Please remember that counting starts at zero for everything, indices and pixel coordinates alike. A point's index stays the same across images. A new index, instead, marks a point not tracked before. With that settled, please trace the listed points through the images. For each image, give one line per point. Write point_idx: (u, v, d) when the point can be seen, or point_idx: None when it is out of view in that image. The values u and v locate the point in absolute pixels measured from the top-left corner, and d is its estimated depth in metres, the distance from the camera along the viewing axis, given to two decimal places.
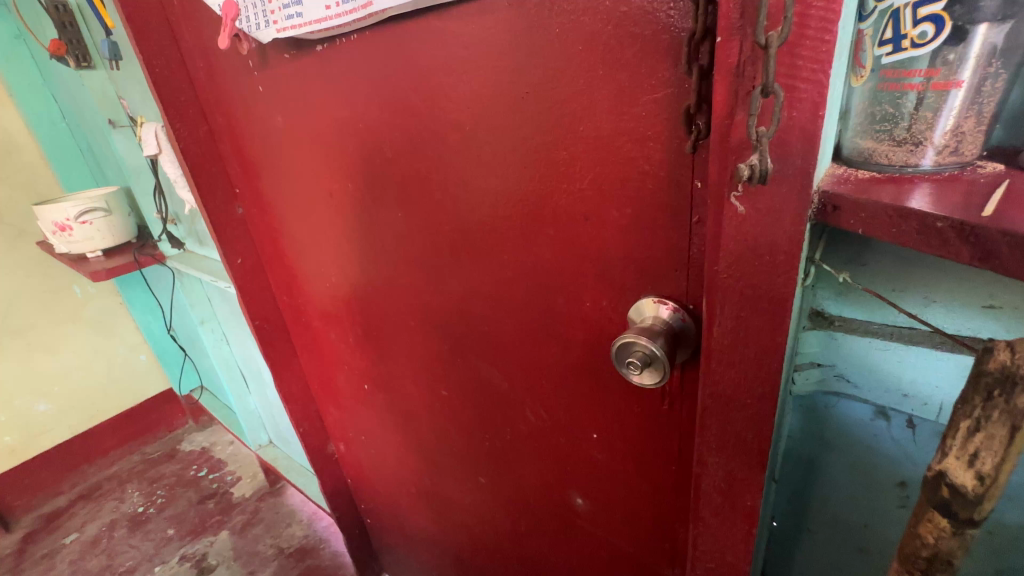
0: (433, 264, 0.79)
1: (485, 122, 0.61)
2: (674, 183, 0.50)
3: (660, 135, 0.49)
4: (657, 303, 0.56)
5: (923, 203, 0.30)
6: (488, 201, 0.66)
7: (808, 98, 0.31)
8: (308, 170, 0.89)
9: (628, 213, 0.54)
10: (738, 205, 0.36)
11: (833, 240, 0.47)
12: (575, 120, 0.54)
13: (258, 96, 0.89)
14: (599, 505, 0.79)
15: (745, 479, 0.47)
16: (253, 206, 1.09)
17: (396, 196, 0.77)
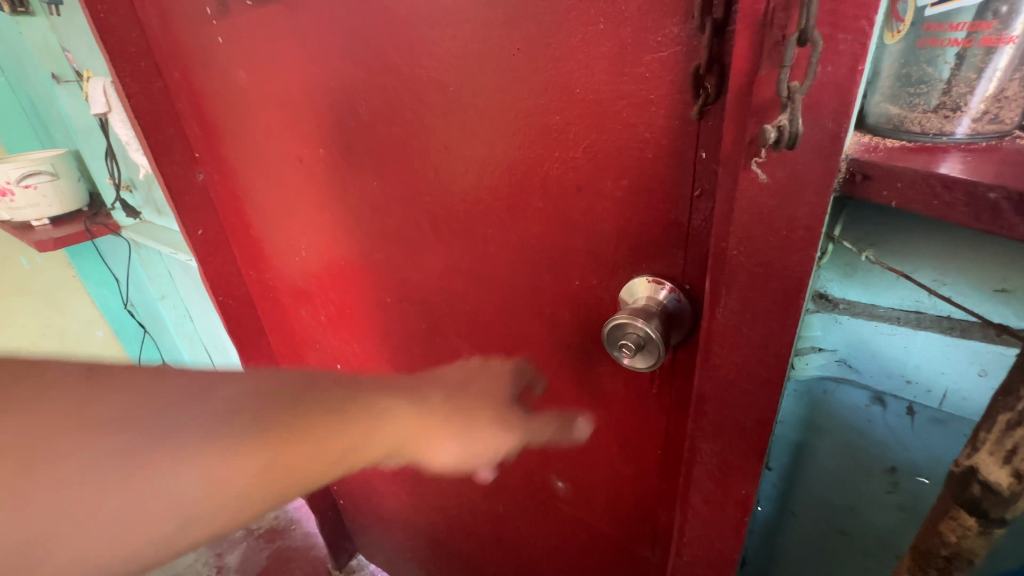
0: (412, 237, 0.74)
1: (470, 83, 0.56)
2: (676, 154, 0.46)
3: (664, 100, 0.45)
4: (651, 282, 0.53)
5: (956, 169, 0.27)
6: (472, 170, 0.62)
7: (847, 49, 0.27)
8: (276, 134, 0.82)
9: (624, 184, 0.51)
10: (758, 171, 0.33)
11: (850, 214, 0.43)
12: (570, 80, 0.49)
13: (218, 49, 0.80)
14: (581, 489, 0.78)
15: (740, 466, 0.45)
16: (216, 172, 1.01)
17: (374, 162, 0.72)
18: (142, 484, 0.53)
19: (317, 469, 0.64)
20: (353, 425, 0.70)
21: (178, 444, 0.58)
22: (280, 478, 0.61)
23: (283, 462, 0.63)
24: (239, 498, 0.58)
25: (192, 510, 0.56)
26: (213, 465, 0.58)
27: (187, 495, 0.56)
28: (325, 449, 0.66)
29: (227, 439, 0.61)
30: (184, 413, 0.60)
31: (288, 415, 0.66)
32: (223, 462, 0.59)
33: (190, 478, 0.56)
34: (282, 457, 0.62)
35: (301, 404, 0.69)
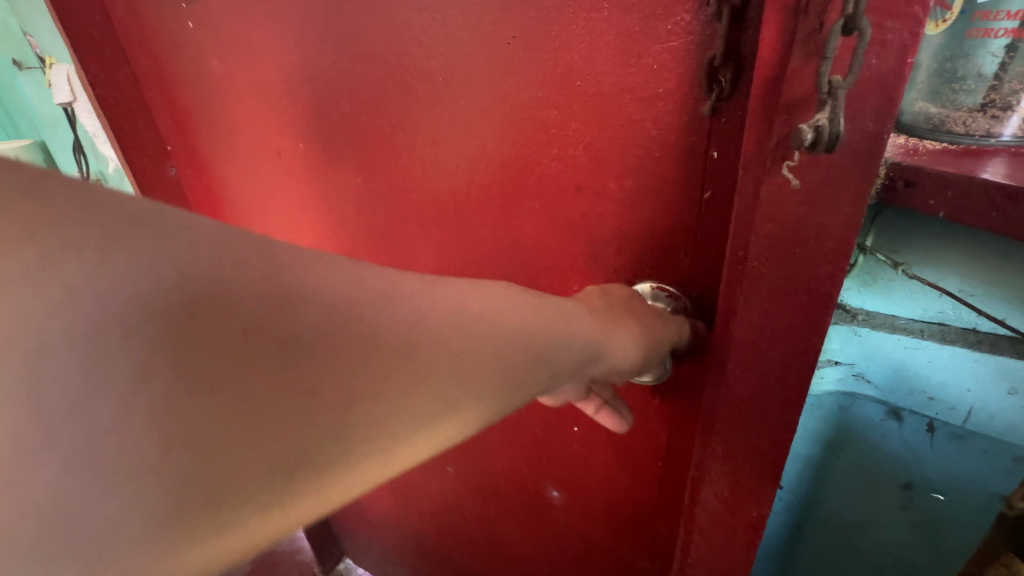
0: (399, 237, 0.70)
1: (462, 73, 0.52)
2: (685, 153, 0.43)
3: (673, 94, 0.41)
4: (655, 288, 0.49)
5: (1001, 174, 0.24)
6: (463, 167, 0.58)
7: (896, 38, 0.24)
8: (253, 126, 0.77)
9: (628, 184, 0.47)
10: (789, 175, 0.29)
11: (880, 227, 0.42)
12: (571, 72, 0.45)
13: (189, 34, 0.75)
14: (577, 499, 0.75)
15: (753, 486, 0.42)
16: (189, 165, 0.95)
17: (357, 157, 0.67)
18: (43, 427, 0.19)
19: (430, 363, 0.26)
20: (409, 390, 0.25)
21: (116, 377, 0.19)
22: (285, 401, 0.22)
23: (293, 442, 0.22)
24: (245, 440, 0.21)
25: (136, 409, 0.20)
26: (173, 384, 0.20)
27: (138, 437, 0.20)
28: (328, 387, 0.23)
29: (177, 378, 0.20)
30: (59, 282, 0.19)
31: (282, 338, 0.22)
32: (266, 361, 0.22)
33: (120, 386, 0.19)
34: (237, 429, 0.21)
35: (401, 327, 0.25)
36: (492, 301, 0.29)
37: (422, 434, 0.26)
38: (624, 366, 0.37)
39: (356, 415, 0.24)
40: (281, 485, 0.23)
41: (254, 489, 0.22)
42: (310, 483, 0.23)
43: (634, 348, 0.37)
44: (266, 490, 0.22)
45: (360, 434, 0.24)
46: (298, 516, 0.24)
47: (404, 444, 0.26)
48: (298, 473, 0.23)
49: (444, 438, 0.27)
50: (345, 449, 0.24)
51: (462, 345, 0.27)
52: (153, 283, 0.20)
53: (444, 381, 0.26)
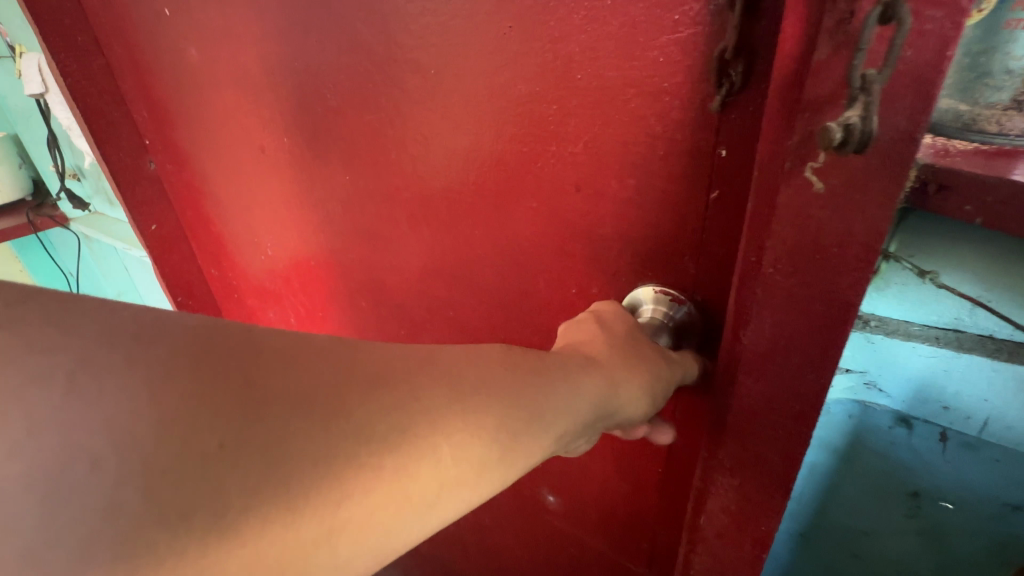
0: (389, 236, 0.67)
1: (454, 66, 0.49)
2: (691, 151, 0.41)
3: (679, 88, 0.39)
4: (657, 293, 0.48)
5: None
6: (455, 164, 0.55)
7: (935, 29, 0.22)
8: (234, 119, 0.74)
9: (630, 184, 0.45)
10: (813, 177, 0.27)
11: (902, 233, 0.40)
12: (571, 64, 0.43)
13: (165, 21, 0.71)
14: (573, 505, 0.73)
15: (760, 501, 0.41)
16: (168, 160, 0.91)
17: (344, 154, 0.64)
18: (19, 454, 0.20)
19: (388, 398, 0.26)
20: (374, 418, 0.25)
21: (74, 425, 0.21)
22: (237, 440, 0.22)
23: (251, 481, 0.22)
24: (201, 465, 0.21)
25: (101, 456, 0.20)
26: (127, 427, 0.21)
27: (86, 475, 0.20)
28: (284, 420, 0.23)
29: (144, 425, 0.21)
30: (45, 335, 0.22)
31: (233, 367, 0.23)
32: (222, 400, 0.22)
33: (89, 436, 0.20)
34: (183, 462, 0.21)
35: (353, 368, 0.26)
36: (446, 344, 0.31)
37: (385, 468, 0.25)
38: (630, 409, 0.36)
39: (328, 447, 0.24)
40: (240, 529, 0.21)
41: (200, 528, 0.21)
42: (269, 526, 0.22)
43: (636, 374, 0.36)
44: (223, 537, 0.21)
45: (318, 467, 0.23)
46: (261, 573, 0.22)
47: (365, 478, 0.24)
48: (257, 514, 0.22)
49: (416, 472, 0.26)
50: (300, 492, 0.23)
51: (416, 376, 0.27)
52: (124, 347, 0.22)
53: (405, 416, 0.26)
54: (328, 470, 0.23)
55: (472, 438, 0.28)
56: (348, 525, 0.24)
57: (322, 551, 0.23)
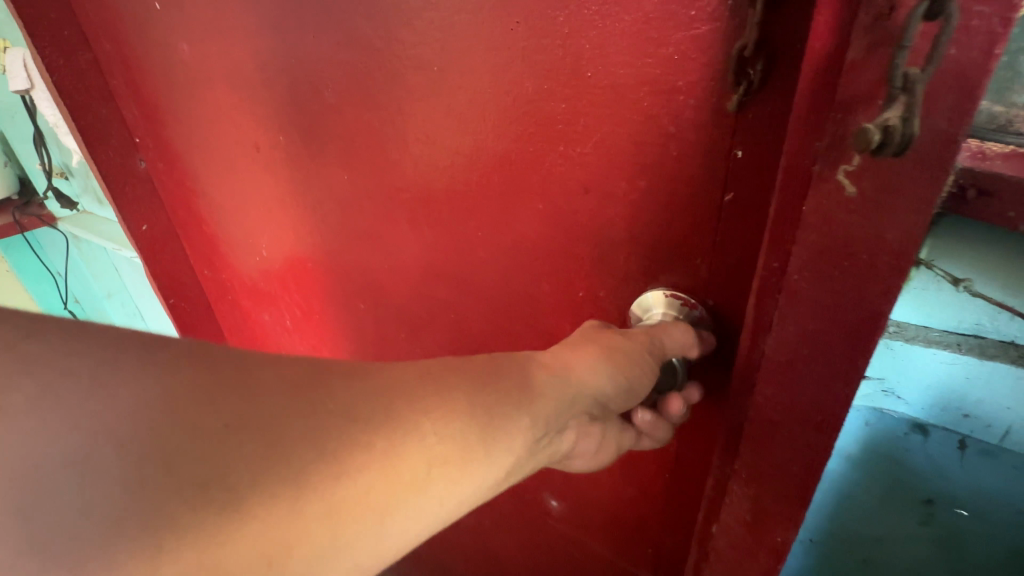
0: (388, 238, 0.66)
1: (458, 63, 0.47)
2: (706, 152, 0.40)
3: (694, 87, 0.38)
4: (668, 297, 0.46)
5: None
6: (458, 164, 0.53)
7: (982, 25, 0.21)
8: (228, 117, 0.72)
9: (640, 185, 0.44)
10: (844, 180, 0.26)
11: (931, 241, 0.41)
12: (581, 61, 0.41)
13: (155, 16, 0.69)
14: (577, 509, 0.72)
15: (777, 512, 0.40)
16: (159, 158, 0.89)
17: (341, 153, 0.62)
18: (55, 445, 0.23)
19: (356, 385, 0.30)
20: (362, 403, 0.30)
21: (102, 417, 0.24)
22: (229, 421, 0.26)
23: (256, 455, 0.26)
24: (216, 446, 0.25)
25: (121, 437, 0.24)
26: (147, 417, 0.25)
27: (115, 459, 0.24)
28: (268, 402, 0.27)
29: (147, 406, 0.25)
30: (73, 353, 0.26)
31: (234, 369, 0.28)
32: (212, 388, 0.26)
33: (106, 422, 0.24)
34: (199, 444, 0.25)
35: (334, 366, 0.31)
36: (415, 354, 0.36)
37: (376, 446, 0.29)
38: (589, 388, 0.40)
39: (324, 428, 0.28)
40: (247, 497, 0.25)
41: (218, 497, 0.24)
42: (273, 494, 0.25)
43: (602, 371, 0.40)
44: (228, 500, 0.24)
45: (303, 442, 0.27)
46: (268, 533, 0.25)
47: (358, 455, 0.28)
48: (255, 481, 0.25)
49: (400, 449, 0.30)
50: (302, 466, 0.27)
51: (393, 372, 0.32)
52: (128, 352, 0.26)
53: (387, 402, 0.31)
54: (311, 445, 0.27)
55: (437, 417, 0.32)
56: (339, 492, 0.27)
57: (324, 521, 0.27)
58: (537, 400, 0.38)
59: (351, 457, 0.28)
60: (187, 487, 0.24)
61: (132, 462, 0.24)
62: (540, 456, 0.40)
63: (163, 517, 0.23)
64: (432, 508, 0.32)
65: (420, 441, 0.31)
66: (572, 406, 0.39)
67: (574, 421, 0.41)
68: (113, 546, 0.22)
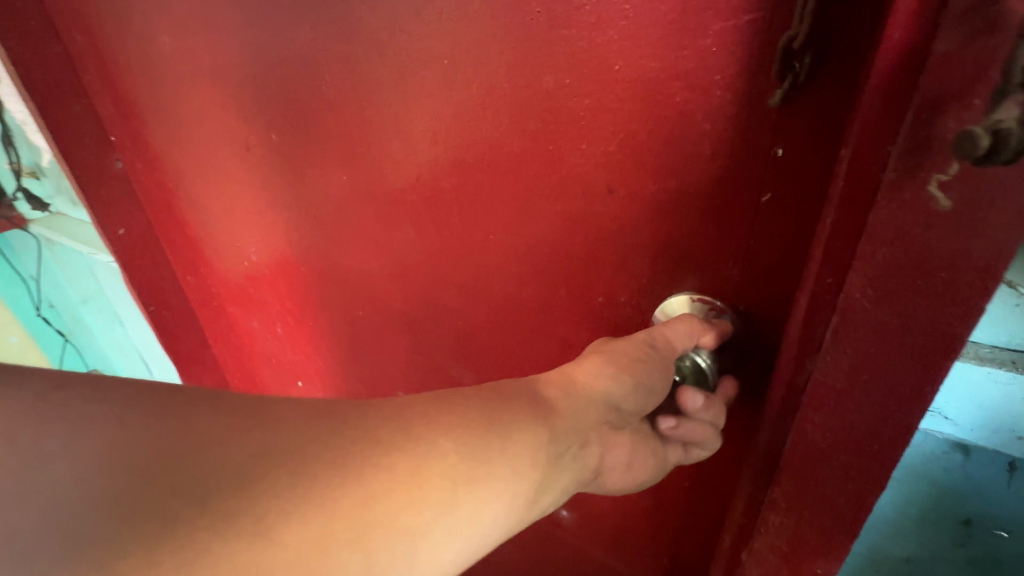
0: (390, 242, 0.62)
1: (469, 56, 0.44)
2: (742, 151, 0.37)
3: (733, 82, 0.35)
4: (695, 301, 0.44)
5: None
6: (468, 164, 0.50)
7: None
8: (213, 114, 0.67)
9: (669, 187, 0.41)
10: (938, 191, 0.24)
11: None
12: (607, 54, 0.38)
13: (132, 5, 0.64)
14: (589, 522, 0.70)
15: (817, 542, 0.38)
16: (137, 158, 0.84)
17: (339, 153, 0.59)
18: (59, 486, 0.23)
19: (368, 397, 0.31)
20: (381, 425, 0.29)
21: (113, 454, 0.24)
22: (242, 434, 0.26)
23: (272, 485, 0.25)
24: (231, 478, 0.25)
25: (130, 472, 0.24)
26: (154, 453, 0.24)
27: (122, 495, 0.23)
28: (284, 412, 0.28)
29: (146, 432, 0.25)
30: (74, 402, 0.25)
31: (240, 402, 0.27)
32: (223, 404, 0.27)
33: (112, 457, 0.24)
34: (208, 477, 0.24)
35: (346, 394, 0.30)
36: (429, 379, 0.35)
37: (400, 468, 0.28)
38: (600, 393, 0.39)
39: (345, 451, 0.27)
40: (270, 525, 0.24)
41: (233, 529, 0.24)
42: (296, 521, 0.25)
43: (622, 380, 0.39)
44: (245, 524, 0.24)
45: (309, 449, 0.27)
46: (294, 560, 0.24)
47: (383, 477, 0.28)
48: (265, 491, 0.25)
49: (425, 469, 0.29)
50: (327, 490, 0.26)
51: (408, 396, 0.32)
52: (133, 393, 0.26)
53: (406, 424, 0.30)
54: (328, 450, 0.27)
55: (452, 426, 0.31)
56: (368, 517, 0.27)
57: (353, 546, 0.26)
58: (554, 414, 0.37)
59: (369, 463, 0.28)
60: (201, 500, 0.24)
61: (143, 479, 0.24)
62: (568, 473, 0.38)
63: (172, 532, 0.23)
64: (457, 527, 0.30)
65: (439, 444, 0.30)
66: (590, 416, 0.38)
67: (596, 432, 0.39)
68: (106, 566, 0.22)
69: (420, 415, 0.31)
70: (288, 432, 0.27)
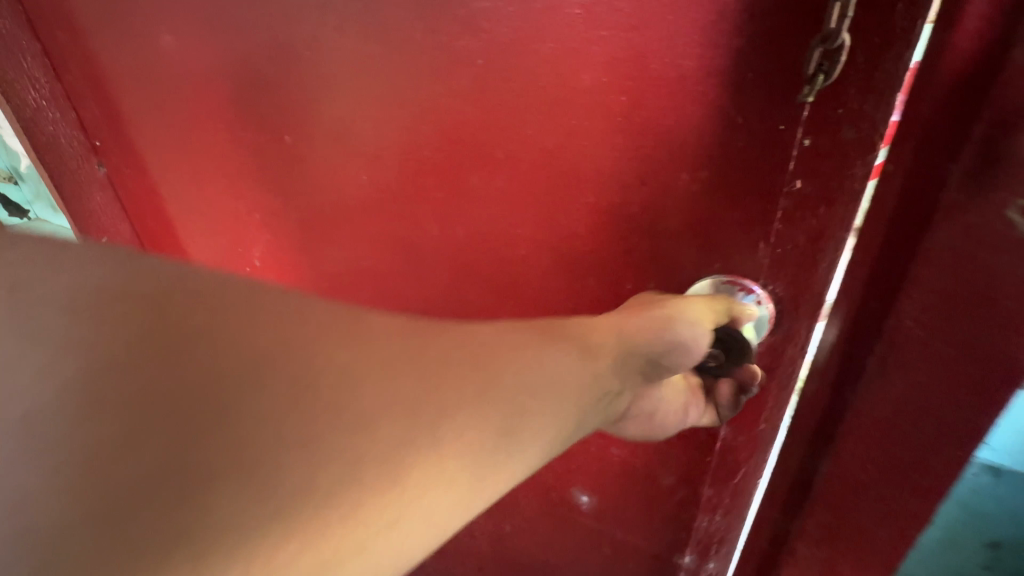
0: (411, 240, 0.63)
1: (508, 57, 0.47)
2: (772, 142, 0.41)
3: (765, 79, 0.39)
4: (724, 282, 0.48)
5: None
6: (500, 161, 0.53)
7: None
8: (224, 116, 0.67)
9: (701, 177, 0.45)
10: (1016, 211, 0.34)
11: None
12: (646, 55, 0.42)
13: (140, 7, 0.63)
14: (610, 502, 0.74)
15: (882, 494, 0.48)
16: (124, 163, 0.80)
17: (365, 153, 0.60)
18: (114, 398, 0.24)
19: (393, 344, 0.30)
20: (435, 369, 0.31)
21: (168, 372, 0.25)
22: (255, 376, 0.26)
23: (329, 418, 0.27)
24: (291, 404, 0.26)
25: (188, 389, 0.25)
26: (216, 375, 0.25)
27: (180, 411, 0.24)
28: (302, 357, 0.27)
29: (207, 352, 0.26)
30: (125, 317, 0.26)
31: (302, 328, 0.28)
32: (270, 326, 0.28)
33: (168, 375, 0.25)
34: (268, 404, 0.26)
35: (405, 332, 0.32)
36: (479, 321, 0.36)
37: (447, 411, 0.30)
38: (615, 343, 0.40)
39: (401, 394, 0.29)
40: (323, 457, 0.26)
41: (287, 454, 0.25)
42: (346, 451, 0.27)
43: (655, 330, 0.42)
44: (299, 451, 0.26)
45: (369, 386, 0.28)
46: (343, 488, 0.26)
47: (432, 419, 0.30)
48: (306, 423, 0.26)
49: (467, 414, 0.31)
50: (380, 429, 0.28)
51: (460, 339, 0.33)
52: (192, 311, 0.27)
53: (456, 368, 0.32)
54: (341, 400, 0.28)
55: (466, 379, 0.32)
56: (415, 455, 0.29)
57: (397, 480, 0.28)
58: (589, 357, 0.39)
59: (383, 415, 0.28)
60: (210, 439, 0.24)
61: (157, 411, 0.24)
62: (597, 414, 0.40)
63: (183, 466, 0.24)
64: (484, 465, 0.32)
65: (450, 401, 0.31)
66: (624, 364, 0.41)
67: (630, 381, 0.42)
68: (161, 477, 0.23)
69: (469, 357, 0.33)
70: (346, 361, 0.28)
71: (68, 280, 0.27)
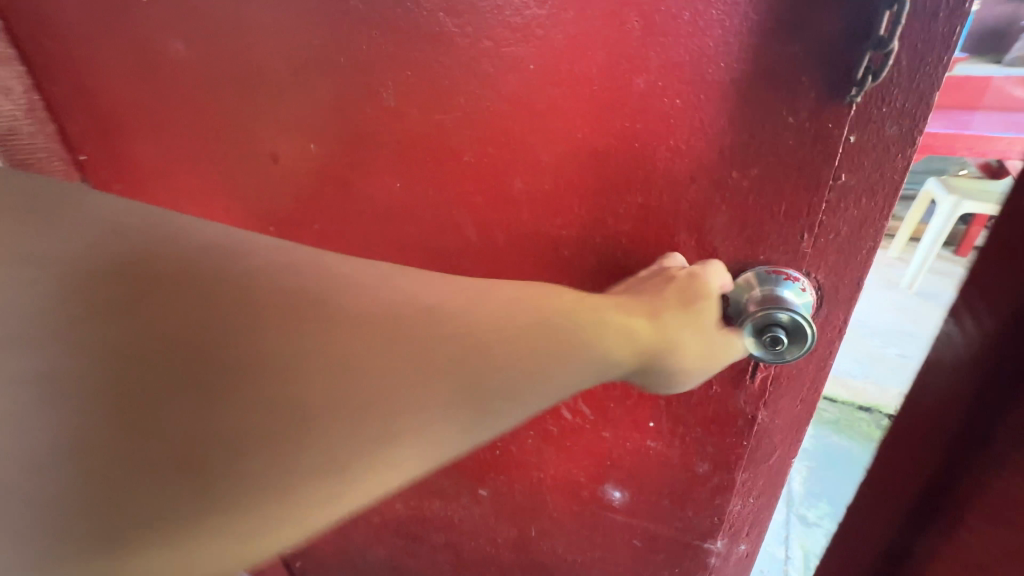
0: (445, 247, 0.63)
1: (559, 63, 0.48)
2: (819, 139, 0.44)
3: (816, 82, 0.42)
4: (771, 272, 0.50)
5: None
6: (546, 165, 0.54)
7: None
8: (239, 127, 0.65)
9: (750, 175, 0.47)
10: None
11: None
12: (700, 61, 0.44)
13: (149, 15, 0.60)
14: (641, 495, 0.75)
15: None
16: (118, 178, 0.76)
17: (398, 161, 0.60)
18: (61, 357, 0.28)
19: (397, 338, 0.32)
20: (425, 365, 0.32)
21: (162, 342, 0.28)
22: (273, 332, 0.29)
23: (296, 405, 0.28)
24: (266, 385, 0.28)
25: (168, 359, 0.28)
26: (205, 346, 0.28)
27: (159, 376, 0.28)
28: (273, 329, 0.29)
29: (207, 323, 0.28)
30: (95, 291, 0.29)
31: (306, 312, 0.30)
32: (262, 305, 0.29)
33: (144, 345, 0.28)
34: (243, 382, 0.28)
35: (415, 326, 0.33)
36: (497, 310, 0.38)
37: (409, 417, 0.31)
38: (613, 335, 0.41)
39: (379, 391, 0.30)
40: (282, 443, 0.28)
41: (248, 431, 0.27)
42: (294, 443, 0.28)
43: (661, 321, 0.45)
44: (262, 429, 0.28)
45: (350, 377, 0.30)
46: (288, 468, 0.28)
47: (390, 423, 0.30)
48: (280, 403, 0.28)
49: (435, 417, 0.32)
50: (341, 425, 0.29)
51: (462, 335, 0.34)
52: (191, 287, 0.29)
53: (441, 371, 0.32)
54: (317, 378, 0.29)
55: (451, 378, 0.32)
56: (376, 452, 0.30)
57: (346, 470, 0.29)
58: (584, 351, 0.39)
59: (335, 401, 0.29)
60: (194, 389, 0.27)
61: (155, 353, 0.28)
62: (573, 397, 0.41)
63: (181, 413, 0.27)
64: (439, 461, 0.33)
65: (418, 387, 0.31)
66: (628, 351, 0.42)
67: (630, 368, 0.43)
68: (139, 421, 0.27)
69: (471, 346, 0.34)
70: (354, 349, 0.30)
71: (77, 239, 0.30)
